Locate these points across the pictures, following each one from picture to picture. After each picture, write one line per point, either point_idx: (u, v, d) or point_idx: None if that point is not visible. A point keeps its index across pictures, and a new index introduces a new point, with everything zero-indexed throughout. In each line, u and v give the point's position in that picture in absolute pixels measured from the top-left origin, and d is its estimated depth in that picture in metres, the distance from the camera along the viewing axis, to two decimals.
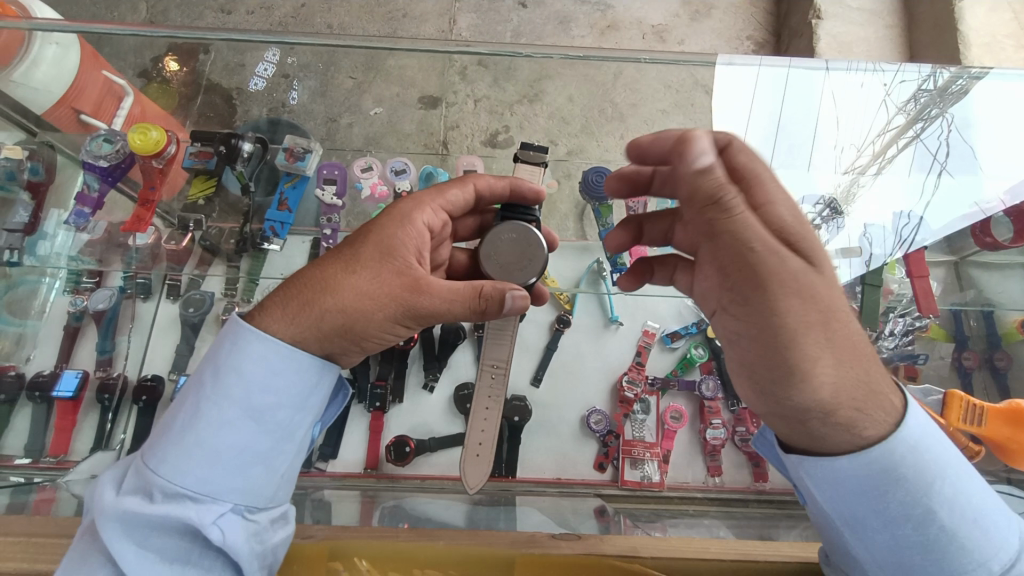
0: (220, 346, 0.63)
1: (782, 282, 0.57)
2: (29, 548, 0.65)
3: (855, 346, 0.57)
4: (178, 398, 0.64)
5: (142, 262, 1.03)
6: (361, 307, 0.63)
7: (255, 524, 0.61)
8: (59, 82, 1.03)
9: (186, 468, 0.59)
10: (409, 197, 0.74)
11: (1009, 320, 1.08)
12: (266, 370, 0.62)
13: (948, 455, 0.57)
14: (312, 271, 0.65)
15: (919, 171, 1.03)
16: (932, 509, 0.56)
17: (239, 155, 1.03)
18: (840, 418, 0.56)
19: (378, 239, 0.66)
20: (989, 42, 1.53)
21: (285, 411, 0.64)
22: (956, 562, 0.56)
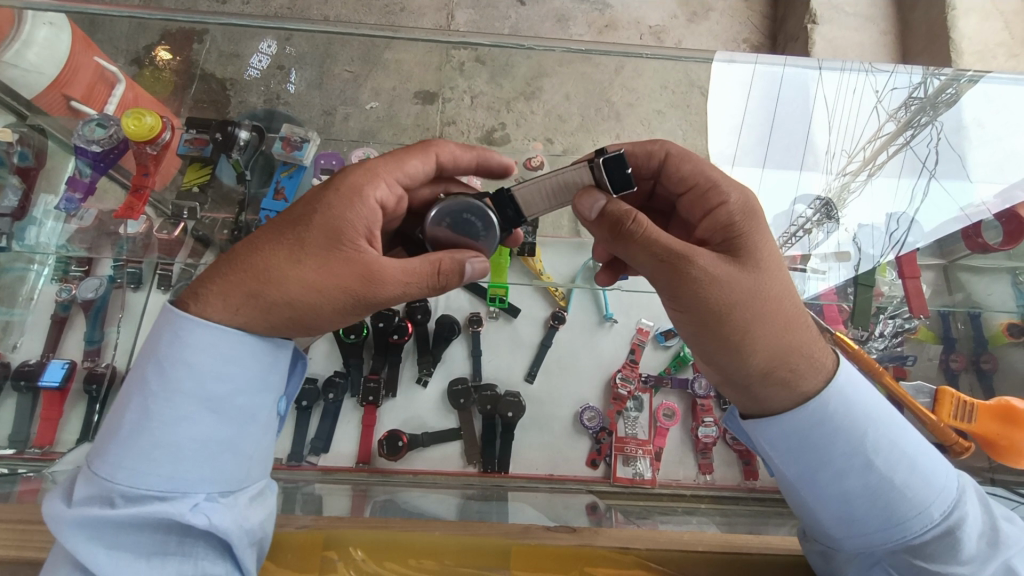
0: (157, 340, 0.60)
1: (706, 279, 0.59)
2: (20, 535, 0.65)
3: (786, 311, 0.61)
4: (118, 399, 0.60)
5: (132, 250, 1.04)
6: (311, 300, 0.59)
7: (233, 506, 0.61)
8: (52, 64, 1.01)
9: (146, 469, 0.57)
10: (361, 166, 0.65)
11: (995, 322, 1.09)
12: (218, 359, 0.60)
13: (881, 409, 0.62)
14: (254, 255, 0.59)
15: (909, 176, 1.04)
16: (869, 458, 0.60)
17: (234, 142, 1.01)
18: (775, 378, 0.60)
19: (325, 219, 0.60)
20: (980, 51, 1.56)
21: (245, 395, 0.62)
22: (900, 509, 0.59)
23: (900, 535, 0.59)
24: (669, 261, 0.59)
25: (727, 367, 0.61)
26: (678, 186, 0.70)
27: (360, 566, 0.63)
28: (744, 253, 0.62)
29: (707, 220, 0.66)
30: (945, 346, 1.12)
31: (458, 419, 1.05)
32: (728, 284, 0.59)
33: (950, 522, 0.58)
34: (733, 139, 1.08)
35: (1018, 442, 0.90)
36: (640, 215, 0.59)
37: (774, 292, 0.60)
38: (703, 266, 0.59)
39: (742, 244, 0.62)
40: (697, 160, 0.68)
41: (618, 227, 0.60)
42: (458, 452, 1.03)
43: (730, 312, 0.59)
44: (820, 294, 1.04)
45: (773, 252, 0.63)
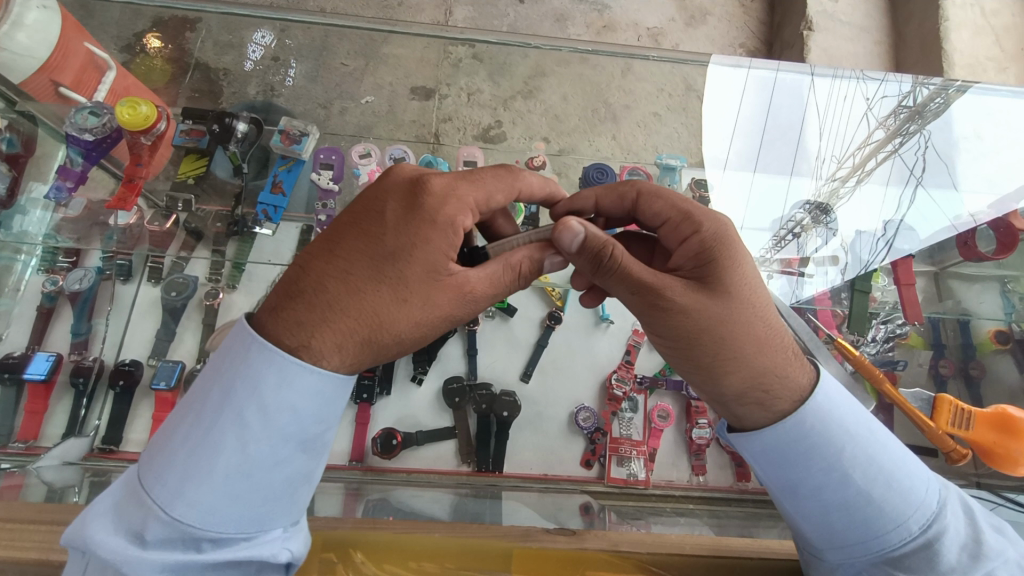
0: (259, 375, 0.52)
1: (677, 309, 0.59)
2: (6, 533, 0.63)
3: (787, 346, 0.61)
4: (195, 434, 0.53)
5: (121, 241, 0.99)
6: (415, 334, 0.58)
7: (305, 531, 0.59)
8: (44, 46, 0.97)
9: (236, 512, 0.53)
10: (448, 190, 0.60)
11: (984, 330, 1.12)
12: (323, 403, 0.55)
13: (857, 423, 0.60)
14: (350, 298, 0.55)
15: (896, 184, 1.05)
16: (845, 473, 0.58)
17: (232, 135, 1.00)
18: (749, 398, 0.60)
19: (423, 252, 0.57)
20: (971, 64, 1.58)
21: (331, 432, 0.58)
22: (878, 523, 0.57)
23: (878, 547, 0.57)
24: (640, 293, 0.61)
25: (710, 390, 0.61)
26: (653, 222, 0.69)
27: (360, 567, 0.62)
28: (713, 279, 0.60)
29: (679, 250, 0.65)
30: (935, 352, 1.14)
31: (452, 417, 1.04)
32: (697, 311, 0.59)
33: (928, 535, 0.56)
34: (725, 144, 1.08)
35: (1013, 451, 0.90)
36: (615, 248, 0.60)
37: (748, 313, 0.60)
38: (671, 298, 0.59)
39: (717, 274, 0.60)
40: (667, 197, 0.67)
41: (597, 260, 0.61)
42: (452, 451, 1.03)
43: (740, 348, 0.59)
44: (815, 298, 1.05)
45: (752, 276, 0.61)
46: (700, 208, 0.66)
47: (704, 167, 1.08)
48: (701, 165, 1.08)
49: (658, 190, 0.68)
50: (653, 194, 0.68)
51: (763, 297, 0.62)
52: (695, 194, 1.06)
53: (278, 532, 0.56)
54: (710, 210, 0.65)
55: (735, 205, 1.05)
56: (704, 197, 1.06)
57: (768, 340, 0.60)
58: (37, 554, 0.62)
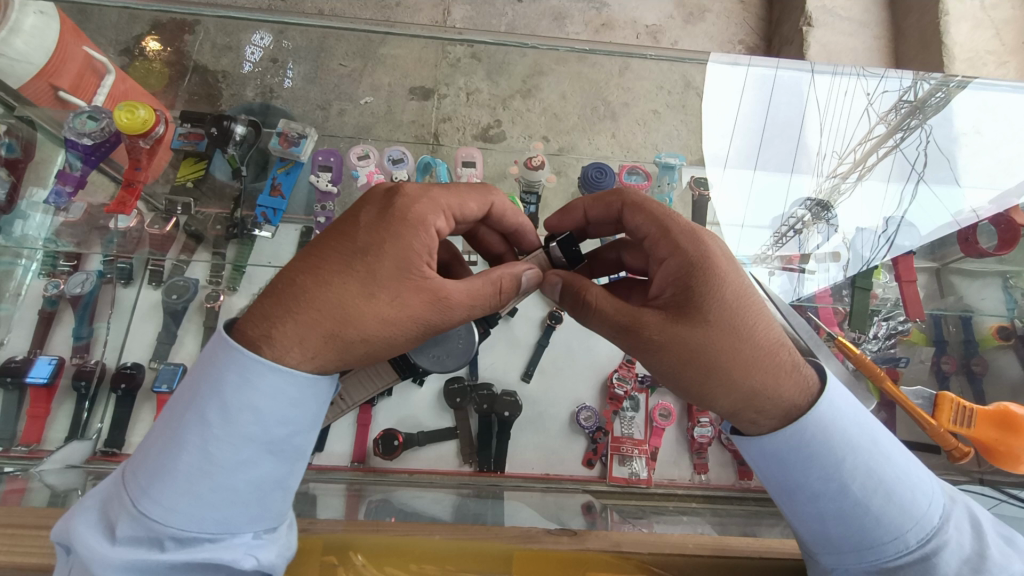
0: (221, 374, 0.53)
1: (660, 340, 0.60)
2: (10, 538, 0.64)
3: (779, 360, 0.59)
4: (165, 432, 0.54)
5: (122, 244, 1.02)
6: (385, 333, 0.57)
7: (279, 539, 0.57)
8: (41, 52, 0.97)
9: (202, 513, 0.52)
10: (422, 193, 0.62)
11: (985, 325, 1.08)
12: (286, 403, 0.54)
13: (860, 434, 0.59)
14: (318, 289, 0.55)
15: (897, 179, 1.06)
16: (844, 483, 0.57)
17: (230, 138, 0.99)
18: (736, 387, 0.58)
19: (392, 249, 0.58)
20: (972, 57, 1.57)
21: (301, 436, 0.57)
22: (875, 534, 0.56)
23: (873, 558, 0.56)
24: (621, 333, 0.63)
25: (705, 399, 0.61)
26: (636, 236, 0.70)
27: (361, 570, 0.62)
28: (690, 306, 0.60)
29: (660, 272, 0.65)
30: (937, 349, 1.09)
31: (454, 418, 1.05)
32: (674, 342, 0.60)
33: (926, 549, 0.55)
34: (726, 141, 1.08)
35: (1014, 448, 0.90)
36: (591, 287, 0.66)
37: (729, 313, 0.60)
38: (649, 334, 0.61)
39: (689, 298, 0.61)
40: (648, 210, 0.67)
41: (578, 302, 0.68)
42: (454, 451, 1.03)
43: (709, 351, 0.59)
44: (815, 295, 1.05)
45: (729, 290, 0.61)
46: (680, 225, 0.65)
47: (705, 166, 1.08)
48: (702, 163, 1.09)
49: (641, 202, 0.69)
50: (636, 208, 0.69)
51: (749, 301, 0.61)
52: (695, 192, 1.07)
53: (248, 538, 0.55)
54: (692, 227, 0.65)
55: (735, 205, 1.07)
56: (703, 195, 1.06)
57: (752, 336, 0.59)
58: (40, 559, 0.62)
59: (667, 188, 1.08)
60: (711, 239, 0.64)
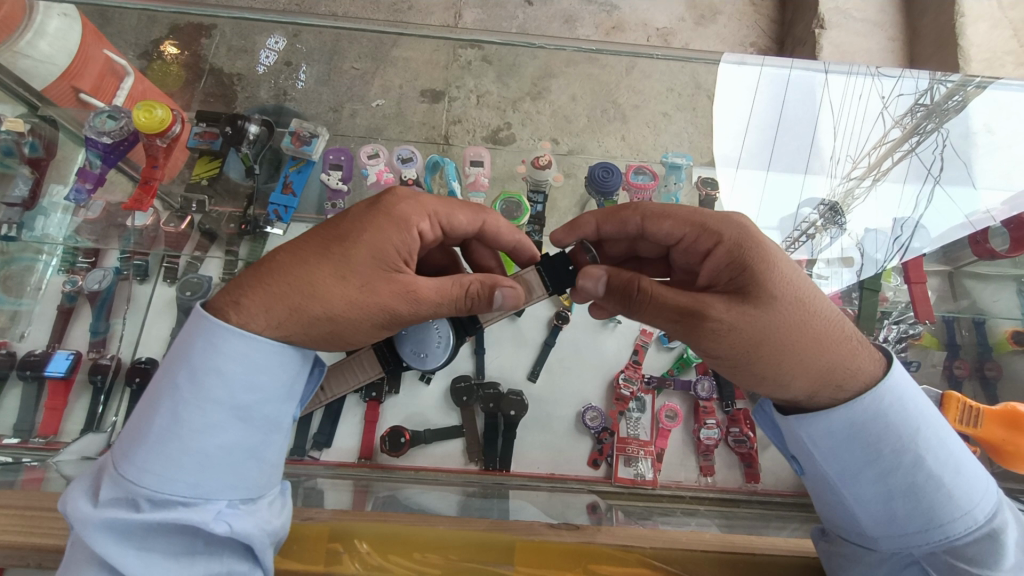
0: (189, 342, 0.57)
1: (725, 327, 0.60)
2: (29, 521, 0.66)
3: (821, 318, 0.60)
4: (144, 401, 0.58)
5: (139, 242, 1.05)
6: (351, 315, 0.60)
7: (258, 511, 0.59)
8: (64, 53, 1.02)
9: (177, 475, 0.55)
10: (409, 197, 0.66)
11: (1000, 329, 1.06)
12: (251, 367, 0.58)
13: (931, 408, 0.60)
14: (299, 269, 0.59)
15: (914, 181, 1.05)
16: (919, 456, 0.58)
17: (244, 137, 1.02)
18: (774, 341, 0.59)
19: (373, 240, 0.61)
20: (988, 58, 1.55)
21: (272, 404, 0.60)
22: (945, 510, 0.57)
23: (942, 536, 0.57)
24: (683, 319, 0.62)
25: (782, 377, 0.59)
26: (666, 241, 0.71)
27: (365, 558, 0.63)
28: (754, 287, 0.61)
29: (707, 263, 0.67)
30: (949, 353, 1.08)
31: (460, 416, 1.05)
32: (743, 324, 0.59)
33: (993, 525, 0.57)
34: (737, 144, 1.09)
35: (1022, 448, 0.89)
36: (642, 277, 0.65)
37: (781, 272, 0.61)
38: (717, 317, 0.60)
39: (751, 277, 0.61)
40: (681, 211, 0.69)
41: (628, 295, 0.66)
42: (460, 449, 1.03)
43: (783, 302, 0.60)
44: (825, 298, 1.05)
45: (789, 269, 0.62)
46: (711, 217, 0.67)
47: (715, 166, 1.08)
48: (713, 164, 1.09)
49: (662, 210, 0.70)
50: (658, 217, 0.70)
51: (795, 264, 0.63)
52: (701, 191, 1.07)
53: (223, 506, 0.57)
54: (722, 214, 0.67)
55: (747, 204, 1.06)
56: (709, 194, 1.06)
57: (782, 287, 0.60)
58: (58, 541, 0.65)
59: (674, 187, 1.09)
60: (746, 222, 0.66)
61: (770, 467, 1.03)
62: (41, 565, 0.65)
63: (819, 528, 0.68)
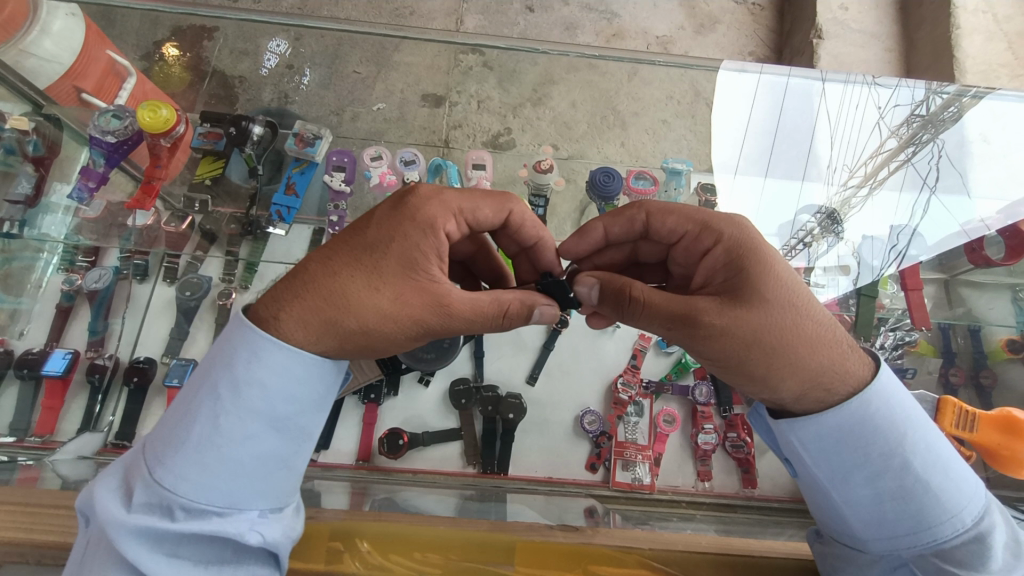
0: (233, 350, 0.57)
1: (718, 328, 0.59)
2: (28, 518, 0.66)
3: (817, 326, 0.60)
4: (180, 406, 0.58)
5: (138, 242, 1.03)
6: (383, 329, 0.59)
7: (284, 519, 0.60)
8: (69, 52, 1.02)
9: (211, 483, 0.55)
10: (433, 195, 0.64)
11: (995, 339, 1.08)
12: (294, 380, 0.58)
13: (918, 411, 0.61)
14: (332, 280, 0.58)
15: (909, 190, 1.06)
16: (906, 459, 0.59)
17: (248, 137, 1.03)
18: (765, 345, 0.59)
19: (402, 247, 0.60)
20: (984, 70, 1.57)
21: (307, 415, 0.61)
22: (932, 514, 0.58)
23: (930, 539, 0.58)
24: (675, 326, 0.62)
25: (776, 378, 0.59)
26: (669, 237, 0.71)
27: (365, 558, 0.65)
28: (746, 289, 0.60)
29: (704, 262, 0.67)
30: (944, 360, 1.11)
31: (458, 419, 1.05)
32: (736, 326, 0.59)
33: (980, 529, 0.57)
34: (735, 151, 1.10)
35: (1018, 453, 0.90)
36: (634, 283, 0.66)
37: (775, 276, 0.61)
38: (709, 321, 0.60)
39: (745, 279, 0.61)
40: (681, 211, 0.69)
41: (621, 299, 0.66)
42: (458, 452, 1.03)
43: (774, 303, 0.60)
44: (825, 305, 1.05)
45: (785, 271, 0.61)
46: (713, 215, 0.67)
47: (713, 173, 1.10)
48: (711, 171, 1.10)
49: (667, 206, 0.70)
50: (662, 213, 0.70)
51: (790, 267, 0.63)
52: (701, 198, 1.08)
53: (253, 514, 0.58)
54: (726, 214, 0.67)
55: (744, 210, 1.06)
56: (709, 200, 1.07)
57: (773, 289, 0.60)
58: (58, 537, 0.65)
59: (674, 193, 1.10)
60: (746, 223, 0.66)
61: (767, 473, 1.04)
62: (40, 562, 0.66)
63: (813, 532, 0.70)
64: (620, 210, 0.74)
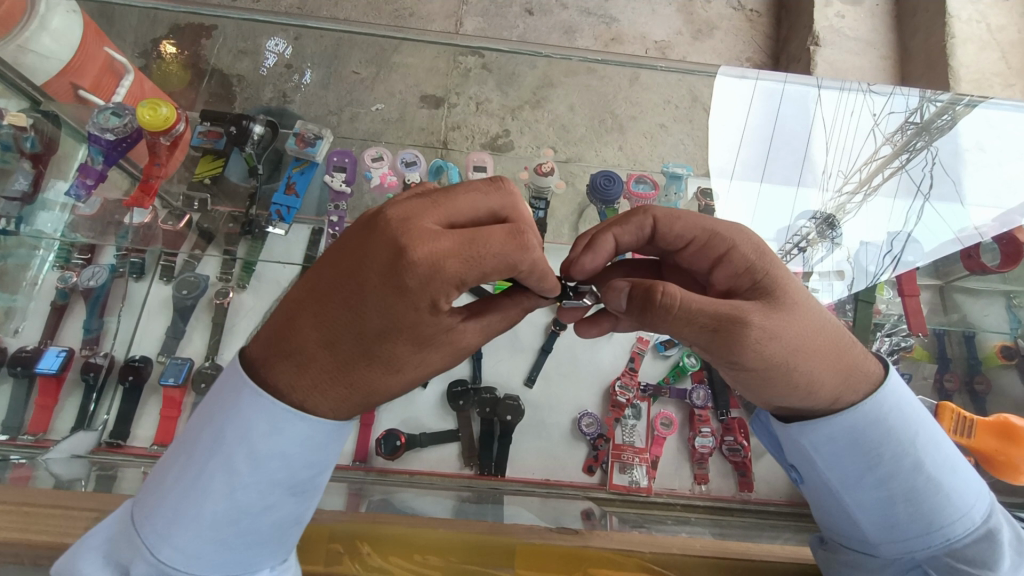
0: (247, 421, 0.54)
1: (764, 335, 0.55)
2: (23, 517, 0.65)
3: (836, 345, 0.58)
4: (186, 475, 0.55)
5: (133, 240, 1.03)
6: (411, 386, 0.58)
7: (292, 566, 0.63)
8: (67, 49, 1.02)
9: (223, 556, 0.56)
10: (431, 271, 0.49)
11: (989, 344, 1.09)
12: (311, 449, 0.57)
13: (928, 413, 0.62)
14: (344, 372, 0.54)
15: (903, 196, 1.06)
16: (918, 459, 0.60)
17: (249, 136, 1.03)
18: (799, 368, 0.56)
19: (413, 333, 0.53)
20: (977, 79, 1.59)
21: (323, 474, 0.60)
22: (944, 513, 0.59)
23: (943, 539, 0.58)
24: (719, 327, 0.55)
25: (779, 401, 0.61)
26: (675, 243, 0.68)
27: (366, 560, 0.65)
28: (778, 294, 0.58)
29: (721, 271, 0.64)
30: (940, 366, 1.10)
31: (456, 420, 1.05)
32: (785, 329, 0.55)
33: (989, 525, 0.59)
34: (731, 155, 1.10)
35: (1018, 460, 0.91)
36: (660, 281, 0.56)
37: (801, 304, 0.58)
38: (759, 322, 0.55)
39: (771, 281, 0.59)
40: (686, 217, 0.66)
41: (649, 300, 0.56)
42: (455, 454, 1.03)
43: (809, 331, 0.57)
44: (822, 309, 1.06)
45: (797, 283, 0.60)
46: (722, 223, 0.65)
47: (710, 176, 1.10)
48: (707, 175, 1.10)
49: (673, 212, 0.67)
50: (668, 220, 0.67)
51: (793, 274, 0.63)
52: (700, 202, 1.08)
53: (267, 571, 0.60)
54: (726, 220, 0.66)
55: (740, 214, 1.07)
56: (709, 205, 1.08)
57: (799, 307, 0.57)
58: (54, 538, 0.64)
59: (674, 198, 1.10)
60: (750, 233, 0.64)
61: (763, 476, 1.04)
62: (36, 561, 0.65)
63: (817, 537, 0.70)
64: (626, 217, 0.70)
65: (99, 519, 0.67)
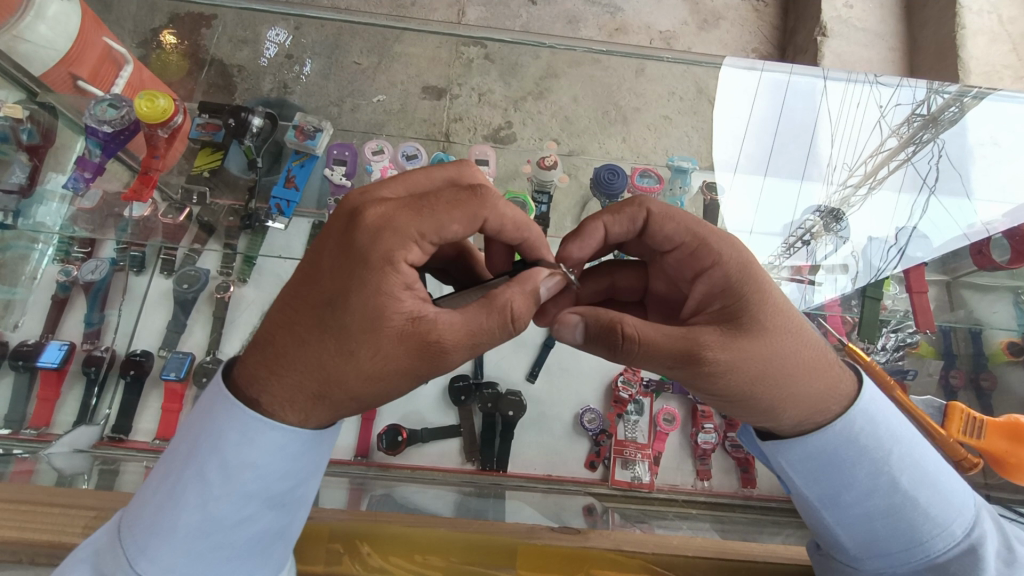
0: (219, 432, 0.54)
1: (723, 364, 0.54)
2: (25, 515, 0.65)
3: (800, 332, 0.57)
4: (164, 488, 0.55)
5: (134, 233, 1.02)
6: (372, 389, 0.52)
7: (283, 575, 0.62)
8: (65, 37, 0.99)
9: (207, 570, 0.56)
10: (381, 225, 0.53)
11: (996, 341, 1.07)
12: (285, 462, 0.55)
13: (904, 426, 0.61)
14: (298, 350, 0.52)
15: (909, 190, 1.05)
16: (894, 477, 0.59)
17: (248, 129, 0.99)
18: (774, 381, 0.55)
19: (363, 300, 0.51)
20: (988, 71, 1.57)
21: (303, 486, 0.59)
22: (925, 528, 0.58)
23: (924, 553, 0.59)
24: (680, 363, 0.55)
25: (775, 392, 0.56)
26: (663, 245, 0.67)
27: (366, 561, 0.66)
28: (745, 320, 0.57)
29: (700, 283, 0.62)
30: (945, 362, 1.09)
31: (458, 416, 1.05)
32: (742, 358, 0.55)
33: (972, 539, 0.58)
34: (736, 148, 1.08)
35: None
36: (624, 318, 0.57)
37: (769, 308, 0.57)
38: (714, 355, 0.54)
39: (741, 306, 0.58)
40: (681, 218, 0.65)
41: (612, 343, 0.57)
42: (457, 449, 1.03)
43: (761, 310, 0.57)
44: (825, 304, 1.05)
45: (775, 290, 0.59)
46: (713, 230, 0.64)
47: (714, 170, 1.08)
48: (712, 168, 1.09)
49: (667, 211, 0.66)
50: (659, 221, 0.66)
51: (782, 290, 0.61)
52: (706, 197, 1.07)
53: None
54: (726, 235, 0.64)
55: (744, 210, 1.06)
56: (714, 199, 1.07)
57: (751, 288, 0.58)
58: (54, 536, 0.64)
59: (679, 191, 1.08)
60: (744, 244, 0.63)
61: (765, 473, 1.04)
62: (33, 560, 0.66)
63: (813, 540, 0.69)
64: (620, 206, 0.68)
65: (99, 517, 0.67)
